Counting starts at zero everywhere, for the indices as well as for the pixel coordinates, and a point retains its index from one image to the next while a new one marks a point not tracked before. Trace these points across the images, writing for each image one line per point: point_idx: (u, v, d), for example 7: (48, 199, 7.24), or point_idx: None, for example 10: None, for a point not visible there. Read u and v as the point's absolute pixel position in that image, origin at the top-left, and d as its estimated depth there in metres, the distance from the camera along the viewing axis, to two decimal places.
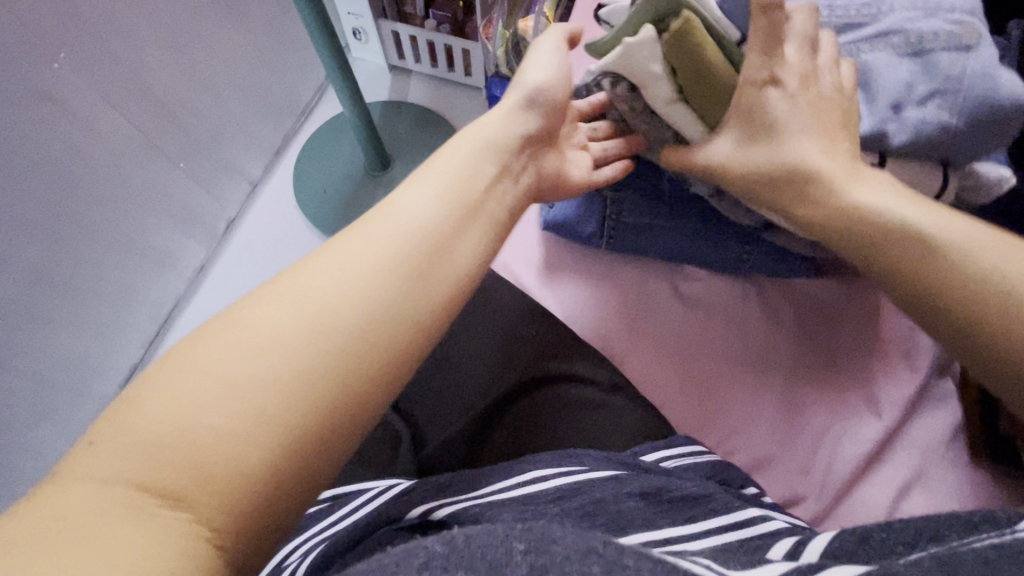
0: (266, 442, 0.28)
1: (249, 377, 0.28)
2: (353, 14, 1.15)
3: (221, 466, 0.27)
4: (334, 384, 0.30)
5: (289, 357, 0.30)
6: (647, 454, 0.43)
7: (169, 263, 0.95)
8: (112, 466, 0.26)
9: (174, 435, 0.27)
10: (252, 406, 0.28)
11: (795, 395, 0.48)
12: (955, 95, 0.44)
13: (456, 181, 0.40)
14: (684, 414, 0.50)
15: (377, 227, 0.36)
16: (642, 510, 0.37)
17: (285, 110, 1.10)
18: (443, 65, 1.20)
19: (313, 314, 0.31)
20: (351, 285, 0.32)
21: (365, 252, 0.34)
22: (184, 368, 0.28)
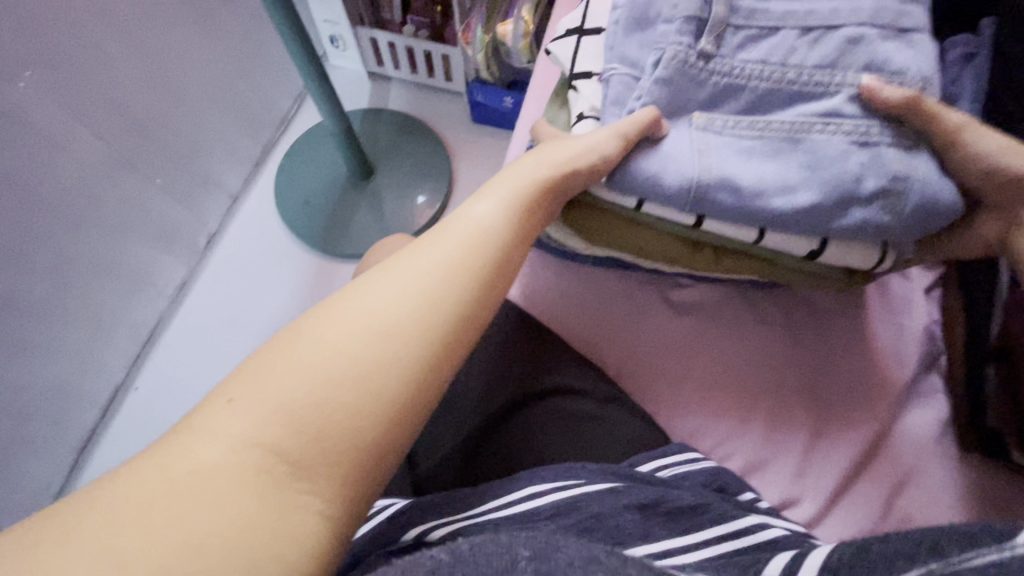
0: (353, 432, 0.29)
1: (359, 365, 0.30)
2: (329, 21, 1.13)
3: (314, 450, 0.28)
4: (432, 375, 0.32)
5: (380, 353, 0.31)
6: (642, 466, 0.43)
7: (148, 281, 0.92)
8: (237, 431, 0.28)
9: (270, 422, 0.28)
10: (358, 392, 0.30)
11: (816, 388, 0.49)
12: (899, 196, 0.39)
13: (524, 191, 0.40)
14: (677, 421, 0.50)
15: (465, 221, 0.37)
16: (639, 521, 0.37)
17: (263, 121, 1.08)
18: (422, 71, 1.19)
19: (395, 313, 0.32)
20: (445, 280, 0.34)
21: (456, 246, 0.35)
22: (296, 349, 0.30)
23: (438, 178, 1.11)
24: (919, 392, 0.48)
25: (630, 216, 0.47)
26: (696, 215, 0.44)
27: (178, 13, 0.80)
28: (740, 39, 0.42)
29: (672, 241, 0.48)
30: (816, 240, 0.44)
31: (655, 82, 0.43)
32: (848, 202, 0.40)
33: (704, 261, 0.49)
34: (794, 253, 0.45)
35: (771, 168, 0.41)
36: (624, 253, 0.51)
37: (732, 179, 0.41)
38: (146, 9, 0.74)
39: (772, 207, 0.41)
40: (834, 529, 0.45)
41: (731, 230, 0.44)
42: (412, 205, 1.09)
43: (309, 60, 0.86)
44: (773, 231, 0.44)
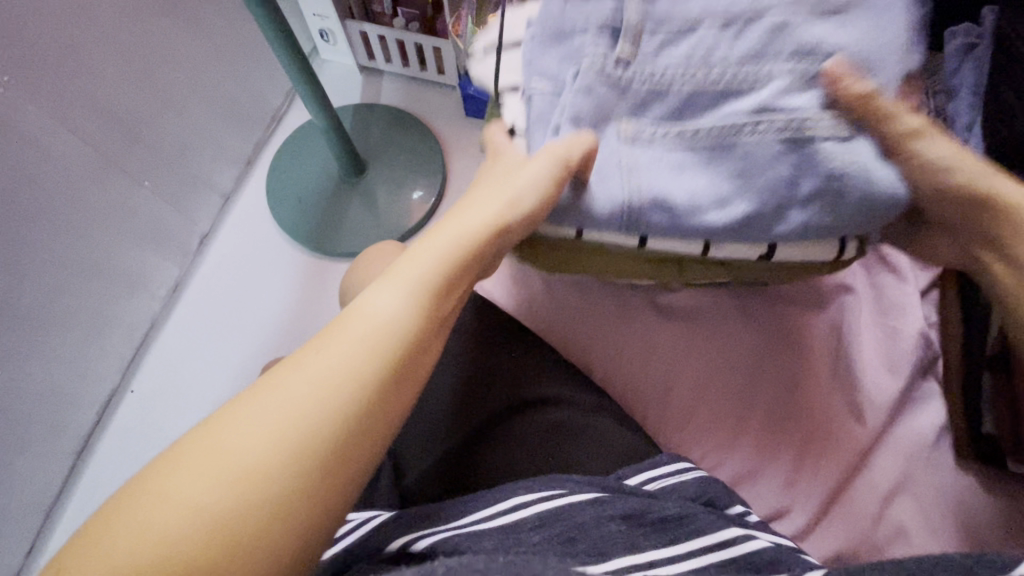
0: (264, 532, 0.28)
1: (211, 519, 0.27)
2: (319, 15, 1.11)
3: (242, 535, 0.27)
4: (297, 521, 0.28)
5: (237, 503, 0.28)
6: (630, 479, 0.42)
7: (140, 285, 0.92)
8: None
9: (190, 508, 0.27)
10: (209, 550, 0.27)
11: (764, 437, 0.47)
12: (838, 195, 0.38)
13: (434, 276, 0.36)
14: (667, 430, 0.49)
15: (357, 323, 0.33)
16: (623, 533, 0.36)
17: (254, 119, 1.06)
18: (414, 64, 1.17)
19: (257, 455, 0.29)
20: (317, 407, 0.30)
21: (336, 360, 0.32)
22: (147, 503, 0.27)
23: (432, 174, 1.10)
24: (915, 398, 0.47)
25: (577, 247, 0.47)
26: (636, 237, 0.43)
27: (161, 12, 0.78)
28: (658, 38, 0.39)
29: (627, 261, 0.47)
30: (765, 244, 0.42)
31: (576, 93, 0.41)
32: (785, 208, 0.39)
33: (664, 276, 0.48)
34: (748, 258, 0.44)
35: (701, 181, 0.39)
36: (585, 271, 0.51)
37: (662, 198, 0.40)
38: (128, 9, 0.73)
39: (709, 222, 0.40)
40: (823, 539, 0.44)
41: (675, 246, 0.43)
42: (406, 203, 1.07)
43: (294, 58, 0.84)
44: (721, 242, 0.42)
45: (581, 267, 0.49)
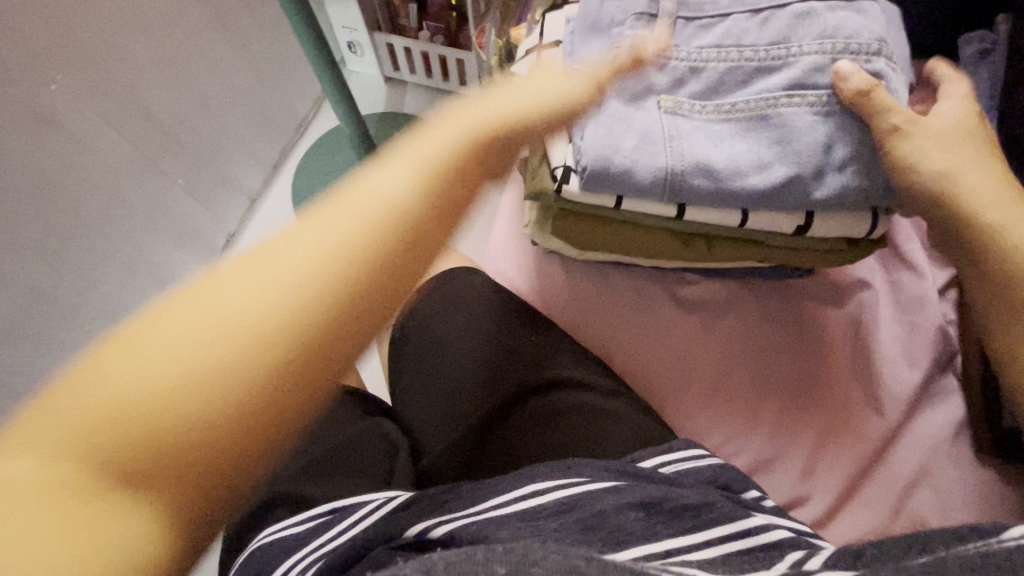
0: (263, 375, 0.27)
1: (215, 362, 0.27)
2: (348, 27, 1.18)
3: (247, 383, 0.27)
4: (296, 364, 0.28)
5: (246, 343, 0.27)
6: (645, 461, 0.42)
7: (170, 279, 0.95)
8: (62, 440, 0.24)
9: (165, 388, 0.26)
10: (210, 388, 0.26)
11: (796, 402, 0.48)
12: (866, 159, 0.42)
13: (450, 150, 0.35)
14: (683, 419, 0.50)
15: (355, 198, 0.32)
16: (642, 520, 0.37)
17: (283, 124, 1.11)
18: (437, 74, 1.23)
19: (266, 304, 0.28)
20: (309, 271, 0.29)
21: (340, 231, 0.31)
22: (148, 341, 0.26)
23: None
24: (935, 389, 0.47)
25: (616, 220, 0.49)
26: (677, 204, 0.44)
27: (202, 18, 0.83)
28: (693, 28, 0.45)
29: (661, 237, 0.49)
30: (801, 214, 0.44)
31: (619, 70, 0.44)
32: (825, 170, 0.41)
33: (695, 253, 0.50)
34: (782, 231, 0.46)
35: (742, 147, 0.42)
36: (615, 253, 0.52)
37: (705, 164, 0.42)
38: (173, 15, 0.78)
39: (751, 184, 0.42)
40: (843, 528, 0.44)
41: (713, 216, 0.45)
42: None
43: (329, 68, 0.89)
44: (757, 210, 0.44)
45: (615, 246, 0.51)
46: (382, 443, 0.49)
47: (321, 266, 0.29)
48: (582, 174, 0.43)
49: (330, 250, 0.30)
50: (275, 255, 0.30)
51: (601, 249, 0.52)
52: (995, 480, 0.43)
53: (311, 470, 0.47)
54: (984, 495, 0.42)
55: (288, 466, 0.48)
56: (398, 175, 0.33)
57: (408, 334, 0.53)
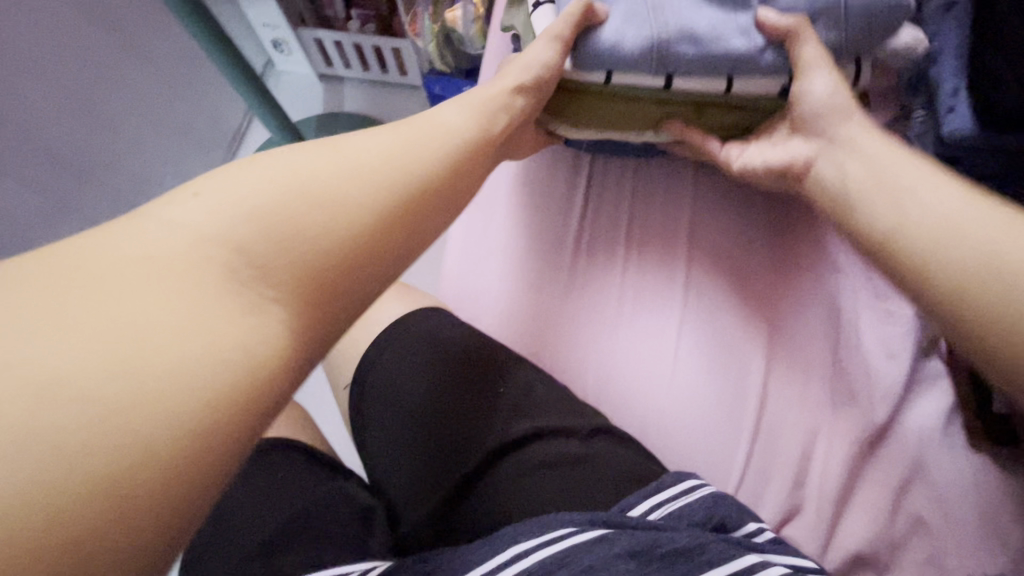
0: (320, 251, 0.27)
1: (274, 226, 0.27)
2: (269, 25, 1.11)
3: (312, 258, 0.27)
4: (361, 243, 0.29)
5: (304, 210, 0.28)
6: (635, 509, 0.40)
7: None
8: (74, 298, 0.22)
9: (267, 215, 0.27)
10: (272, 251, 0.26)
11: (779, 294, 0.49)
12: (841, 10, 0.41)
13: (483, 112, 0.40)
14: (670, 444, 0.46)
15: (424, 120, 0.37)
16: (633, 571, 0.34)
17: (215, 139, 1.09)
18: (374, 67, 1.18)
19: (332, 183, 0.29)
20: (374, 160, 0.31)
21: (395, 137, 0.34)
22: (205, 202, 0.27)
23: None
24: (922, 376, 0.45)
25: (607, 92, 0.46)
26: (664, 78, 0.43)
27: None
28: None
29: (651, 109, 0.47)
30: (783, 76, 0.44)
31: None
32: (798, 34, 0.41)
33: (686, 124, 0.48)
34: (767, 95, 0.45)
35: (719, 12, 0.42)
36: (603, 133, 0.50)
37: (687, 26, 0.41)
38: None
39: (733, 46, 0.41)
40: (841, 540, 0.42)
41: (700, 83, 0.44)
42: None
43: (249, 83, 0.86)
44: (741, 77, 0.44)
45: (605, 127, 0.49)
46: (348, 512, 0.45)
47: (382, 166, 0.31)
48: (574, 56, 0.44)
49: (390, 161, 0.32)
50: (341, 149, 0.31)
51: (594, 131, 0.49)
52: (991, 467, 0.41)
53: (269, 549, 0.42)
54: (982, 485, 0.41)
55: (248, 542, 0.43)
56: (444, 111, 0.39)
57: (367, 390, 0.50)
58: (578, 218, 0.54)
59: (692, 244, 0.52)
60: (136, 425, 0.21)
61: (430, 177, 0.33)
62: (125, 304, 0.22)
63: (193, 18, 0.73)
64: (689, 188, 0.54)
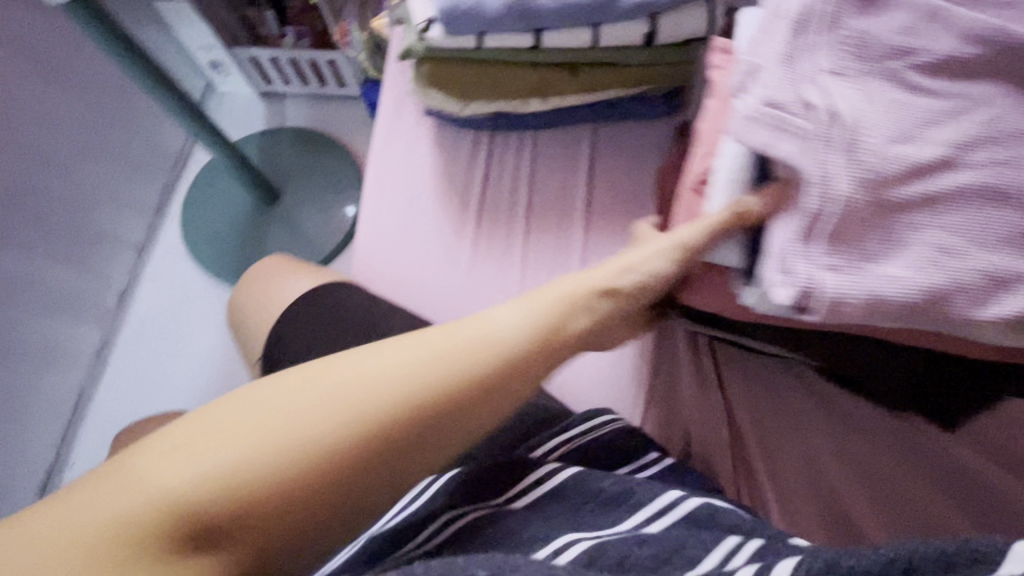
0: (320, 461, 0.32)
1: (282, 444, 0.32)
2: (204, 47, 1.12)
3: (323, 469, 0.32)
4: (360, 454, 0.33)
5: (325, 431, 0.33)
6: (537, 449, 0.47)
7: (60, 353, 0.95)
8: (157, 490, 0.30)
9: (296, 434, 0.32)
10: (288, 452, 0.32)
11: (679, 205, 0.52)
12: None
13: (563, 302, 0.42)
14: (573, 394, 0.56)
15: (488, 328, 0.38)
16: (562, 520, 0.40)
17: (156, 163, 1.11)
18: (313, 81, 1.20)
19: (353, 398, 0.34)
20: (411, 368, 0.35)
21: (437, 351, 0.36)
22: (271, 415, 0.33)
23: (348, 189, 1.13)
24: None
25: (484, 58, 0.51)
26: (532, 32, 0.46)
27: None
28: None
29: (532, 72, 0.51)
30: (645, 19, 0.44)
31: None
32: None
33: (570, 84, 0.50)
34: (634, 46, 0.46)
35: None
36: (497, 101, 0.53)
37: None
38: None
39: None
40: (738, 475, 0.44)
41: (568, 36, 0.46)
42: (329, 220, 1.11)
43: (185, 107, 0.87)
44: (607, 25, 0.45)
45: (493, 95, 0.53)
46: None
47: (369, 404, 0.34)
48: (442, 19, 0.47)
49: (390, 385, 0.34)
50: (390, 355, 0.36)
51: (484, 96, 0.53)
52: None
53: None
54: None
55: None
56: (510, 310, 0.40)
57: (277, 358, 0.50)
58: (478, 188, 0.56)
59: (590, 210, 0.54)
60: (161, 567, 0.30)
61: (430, 396, 0.35)
62: (187, 494, 0.30)
63: (126, 45, 0.76)
64: (598, 130, 0.57)
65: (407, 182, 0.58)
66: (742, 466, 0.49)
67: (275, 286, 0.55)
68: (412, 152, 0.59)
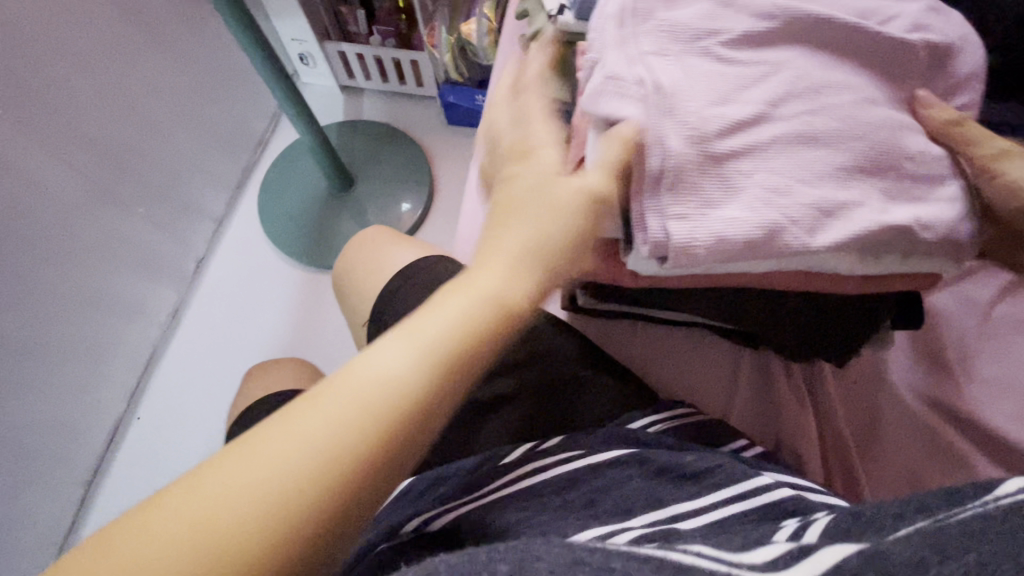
0: (339, 470, 0.31)
1: (294, 475, 0.30)
2: (297, 40, 1.19)
3: (341, 478, 0.31)
4: (374, 452, 0.32)
5: (342, 441, 0.31)
6: (633, 424, 0.51)
7: (141, 312, 1.01)
8: (179, 558, 0.28)
9: (287, 460, 0.30)
10: (294, 474, 0.30)
11: None
12: None
13: (462, 319, 0.36)
14: (673, 387, 0.58)
15: (373, 367, 0.33)
16: (646, 487, 0.43)
17: (242, 143, 1.17)
18: (393, 79, 1.26)
19: (340, 414, 0.32)
20: (348, 395, 0.32)
21: (346, 392, 0.33)
22: (234, 472, 0.30)
23: (418, 183, 1.18)
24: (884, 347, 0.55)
25: None
26: None
27: (129, 26, 0.84)
28: None
29: None
30: None
31: None
32: None
33: None
34: None
35: None
36: None
37: None
38: (93, 30, 0.78)
39: None
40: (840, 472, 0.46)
41: None
42: (397, 211, 1.16)
43: (286, 90, 0.94)
44: None
45: None
46: None
47: (361, 411, 0.32)
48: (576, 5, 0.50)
49: (326, 419, 0.32)
50: (353, 372, 0.33)
51: None
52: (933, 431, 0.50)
53: None
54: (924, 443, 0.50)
55: None
56: (436, 314, 0.36)
57: (380, 321, 0.55)
58: None
59: None
60: None
61: (410, 402, 0.33)
62: (219, 547, 0.28)
63: (246, 28, 0.82)
64: None
65: None
66: (841, 468, 0.51)
67: (377, 254, 0.59)
68: None
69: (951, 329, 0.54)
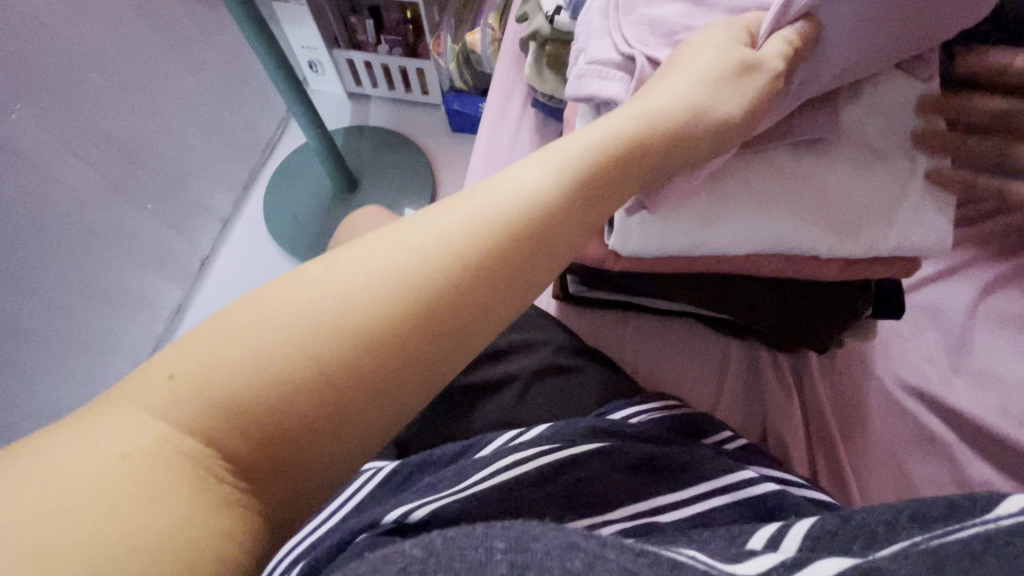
0: (322, 358, 0.28)
1: (269, 353, 0.27)
2: (307, 47, 1.23)
3: (324, 368, 0.28)
4: (364, 345, 0.29)
5: (327, 330, 0.28)
6: (616, 415, 0.51)
7: (145, 305, 1.02)
8: (126, 441, 0.25)
9: (268, 342, 0.28)
10: (269, 358, 0.27)
11: None
12: None
13: (486, 214, 0.33)
14: (663, 380, 0.59)
15: (367, 255, 0.31)
16: (626, 482, 0.43)
17: (250, 145, 1.20)
18: (400, 87, 1.29)
19: (337, 295, 0.29)
20: (346, 281, 0.30)
21: (351, 271, 0.30)
22: (210, 344, 0.28)
23: (421, 188, 1.21)
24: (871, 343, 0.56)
25: None
26: None
27: (146, 29, 0.88)
28: None
29: None
30: None
31: None
32: None
33: None
34: None
35: None
36: None
37: None
38: (112, 30, 0.81)
39: None
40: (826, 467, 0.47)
41: None
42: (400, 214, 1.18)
43: (296, 93, 0.97)
44: None
45: None
46: None
47: (360, 294, 0.29)
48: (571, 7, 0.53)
49: (325, 300, 0.29)
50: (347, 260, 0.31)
51: None
52: (918, 426, 0.51)
53: None
54: (907, 439, 0.52)
55: None
56: (442, 220, 0.32)
57: None
58: None
59: None
60: (156, 512, 0.24)
61: (415, 295, 0.30)
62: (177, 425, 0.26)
63: (260, 33, 0.85)
64: None
65: (509, 167, 0.64)
66: (827, 459, 0.52)
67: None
68: (517, 139, 0.66)
69: (937, 327, 0.55)
